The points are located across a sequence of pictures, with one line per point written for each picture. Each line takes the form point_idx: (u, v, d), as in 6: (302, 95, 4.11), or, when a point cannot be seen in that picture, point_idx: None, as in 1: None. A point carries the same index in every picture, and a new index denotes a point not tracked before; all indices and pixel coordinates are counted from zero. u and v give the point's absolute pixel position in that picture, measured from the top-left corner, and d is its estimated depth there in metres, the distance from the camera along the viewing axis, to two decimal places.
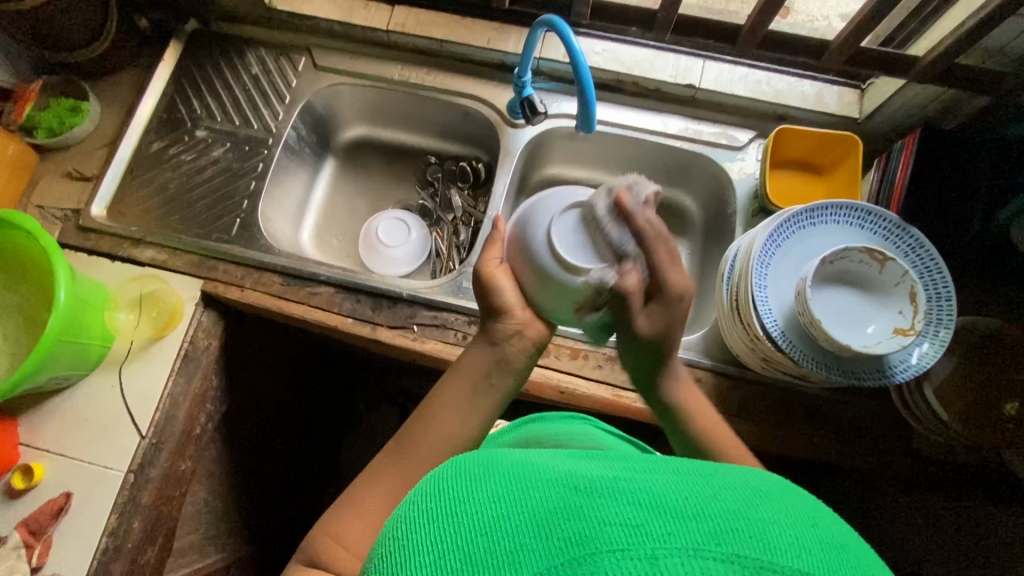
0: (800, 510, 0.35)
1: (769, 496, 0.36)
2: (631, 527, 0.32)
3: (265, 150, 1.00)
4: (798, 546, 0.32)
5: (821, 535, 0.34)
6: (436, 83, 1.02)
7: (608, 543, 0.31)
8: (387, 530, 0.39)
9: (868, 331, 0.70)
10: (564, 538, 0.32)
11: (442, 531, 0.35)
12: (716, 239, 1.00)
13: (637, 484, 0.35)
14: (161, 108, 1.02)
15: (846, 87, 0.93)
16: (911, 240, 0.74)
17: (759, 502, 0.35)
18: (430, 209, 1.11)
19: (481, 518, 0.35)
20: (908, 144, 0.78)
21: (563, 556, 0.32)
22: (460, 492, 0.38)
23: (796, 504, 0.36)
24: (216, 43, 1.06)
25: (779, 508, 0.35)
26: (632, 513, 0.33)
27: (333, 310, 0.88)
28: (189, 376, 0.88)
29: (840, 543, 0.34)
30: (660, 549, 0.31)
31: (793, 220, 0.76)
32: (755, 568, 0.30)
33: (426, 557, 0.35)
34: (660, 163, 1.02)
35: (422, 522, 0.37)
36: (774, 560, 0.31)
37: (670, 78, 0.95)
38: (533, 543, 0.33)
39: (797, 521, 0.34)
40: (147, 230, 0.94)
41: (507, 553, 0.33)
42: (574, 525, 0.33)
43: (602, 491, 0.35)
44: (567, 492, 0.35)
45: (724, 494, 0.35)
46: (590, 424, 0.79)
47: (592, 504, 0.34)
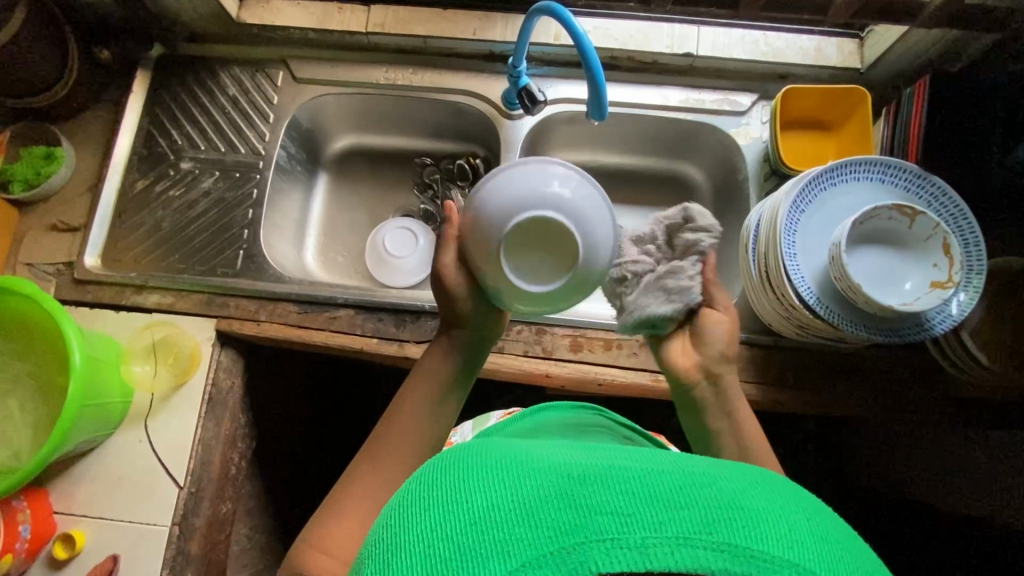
0: (796, 502, 0.35)
1: (766, 488, 0.35)
2: (623, 517, 0.32)
3: (258, 174, 0.96)
4: (791, 538, 0.32)
5: (814, 528, 0.33)
6: (425, 81, 0.98)
7: (599, 534, 0.31)
8: (378, 522, 0.38)
9: (905, 287, 0.70)
10: (555, 527, 0.32)
11: (432, 522, 0.34)
12: (727, 206, 0.99)
13: (631, 470, 0.34)
14: (139, 144, 0.97)
15: (844, 38, 0.91)
16: (935, 189, 0.74)
17: (752, 490, 0.34)
18: (433, 212, 1.08)
19: (470, 508, 0.34)
20: (919, 91, 0.77)
21: (552, 545, 0.31)
22: (446, 484, 0.36)
23: (788, 496, 0.35)
24: (187, 67, 1.00)
25: (771, 496, 0.34)
26: (623, 501, 0.32)
27: (356, 332, 0.86)
28: (218, 419, 0.86)
29: (833, 533, 0.33)
30: (651, 538, 0.31)
31: (817, 182, 0.76)
32: (745, 556, 0.30)
33: (417, 546, 0.33)
34: (663, 136, 1.00)
35: (412, 511, 0.36)
36: (763, 549, 0.31)
37: (667, 48, 0.92)
38: (522, 532, 0.32)
39: (792, 513, 0.33)
40: (148, 274, 0.90)
41: (496, 544, 0.32)
42: (567, 513, 0.32)
43: (594, 477, 0.34)
44: (557, 479, 0.34)
45: (719, 482, 0.34)
46: (606, 416, 0.76)
47: (584, 492, 0.33)
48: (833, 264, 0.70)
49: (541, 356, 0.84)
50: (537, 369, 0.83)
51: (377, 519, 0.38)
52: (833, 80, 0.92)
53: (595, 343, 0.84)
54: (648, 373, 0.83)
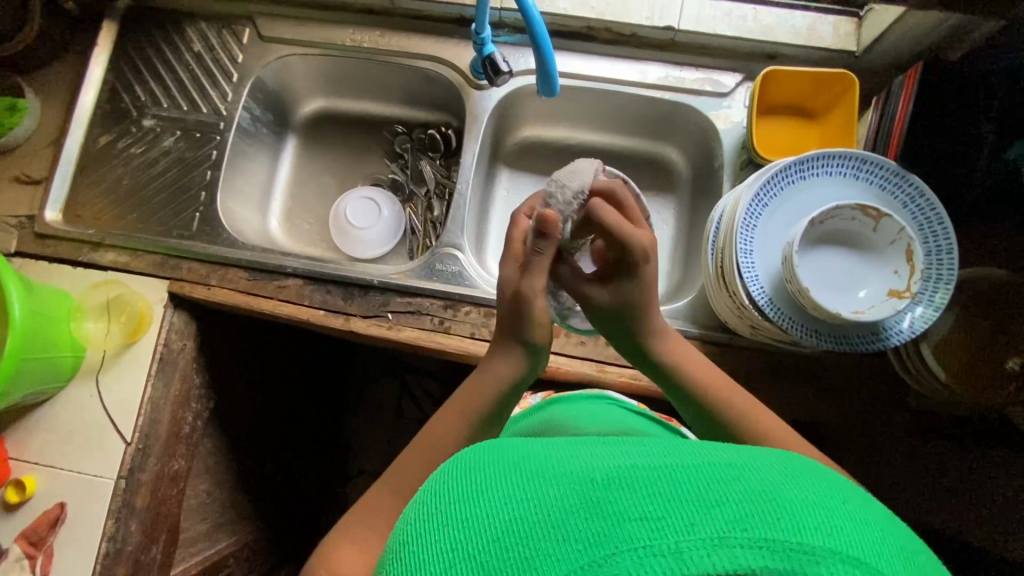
0: (824, 485, 0.33)
1: (797, 476, 0.33)
2: (652, 522, 0.29)
3: (218, 135, 0.94)
4: (826, 523, 0.29)
5: (853, 514, 0.31)
6: (391, 45, 0.93)
7: (629, 542, 0.29)
8: (397, 540, 0.36)
9: (860, 295, 0.65)
10: (583, 538, 0.29)
11: (452, 540, 0.32)
12: (704, 194, 0.94)
13: (656, 467, 0.32)
14: (103, 98, 0.96)
15: (841, 16, 0.84)
16: (910, 189, 0.68)
17: (782, 478, 0.32)
18: (401, 182, 1.05)
19: (495, 522, 0.32)
20: (908, 84, 0.70)
21: (581, 558, 0.29)
22: (470, 499, 0.34)
23: (820, 481, 0.33)
24: (153, 20, 0.97)
25: (806, 486, 0.32)
26: (652, 505, 0.30)
27: (304, 303, 0.85)
28: (167, 378, 0.87)
29: (872, 517, 0.31)
30: (684, 542, 0.28)
31: (783, 174, 0.70)
32: (785, 551, 0.27)
33: (441, 566, 0.31)
34: (642, 114, 0.94)
35: (430, 531, 0.34)
36: (805, 541, 0.28)
37: (646, 21, 0.86)
38: (548, 546, 0.30)
39: (822, 498, 0.31)
40: (106, 232, 0.90)
41: (523, 561, 0.30)
42: (594, 521, 0.30)
43: (618, 479, 0.32)
44: (581, 486, 0.32)
45: (748, 473, 0.32)
46: (614, 404, 0.75)
47: (610, 497, 0.31)
48: (786, 266, 0.65)
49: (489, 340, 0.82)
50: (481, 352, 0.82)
51: (396, 537, 0.36)
52: (825, 63, 0.85)
53: None
54: (595, 363, 0.81)
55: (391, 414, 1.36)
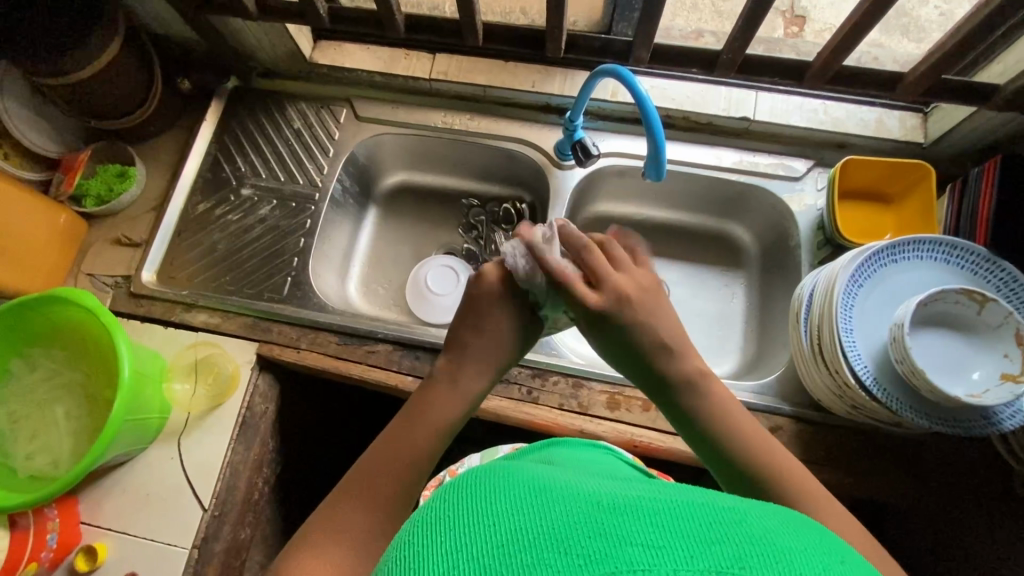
0: (823, 544, 0.32)
1: (794, 533, 0.33)
2: (652, 549, 0.29)
3: (313, 205, 0.99)
4: None
5: (841, 570, 0.31)
6: (481, 128, 1.00)
7: (631, 564, 0.28)
8: (392, 546, 0.34)
9: (971, 377, 0.66)
10: (585, 555, 0.29)
11: (458, 540, 0.31)
12: (776, 271, 0.97)
13: (661, 503, 0.32)
14: (205, 168, 1.02)
15: (907, 111, 0.90)
16: (1004, 274, 0.71)
17: (782, 533, 0.32)
18: (475, 253, 1.09)
19: (498, 530, 0.31)
20: (989, 171, 0.75)
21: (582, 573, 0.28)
22: (461, 511, 0.33)
23: (819, 541, 0.33)
24: (256, 99, 1.05)
25: (799, 539, 0.32)
26: (655, 534, 0.30)
27: (392, 368, 0.86)
28: (248, 442, 0.86)
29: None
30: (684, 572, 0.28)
31: (877, 256, 0.73)
32: None
33: (438, 566, 0.30)
34: (713, 195, 0.99)
35: (434, 534, 0.32)
36: None
37: (723, 111, 0.92)
38: (551, 557, 0.29)
39: (824, 555, 0.31)
40: (199, 293, 0.93)
41: (525, 568, 0.28)
42: (598, 541, 0.29)
43: (626, 509, 0.32)
44: (589, 508, 0.32)
45: (749, 520, 0.32)
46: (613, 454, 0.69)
47: (612, 522, 0.30)
48: (894, 346, 0.66)
49: (577, 411, 0.82)
50: (569, 423, 0.81)
51: (393, 541, 0.35)
52: (893, 153, 0.90)
53: (633, 403, 0.83)
54: (688, 439, 0.80)
55: None
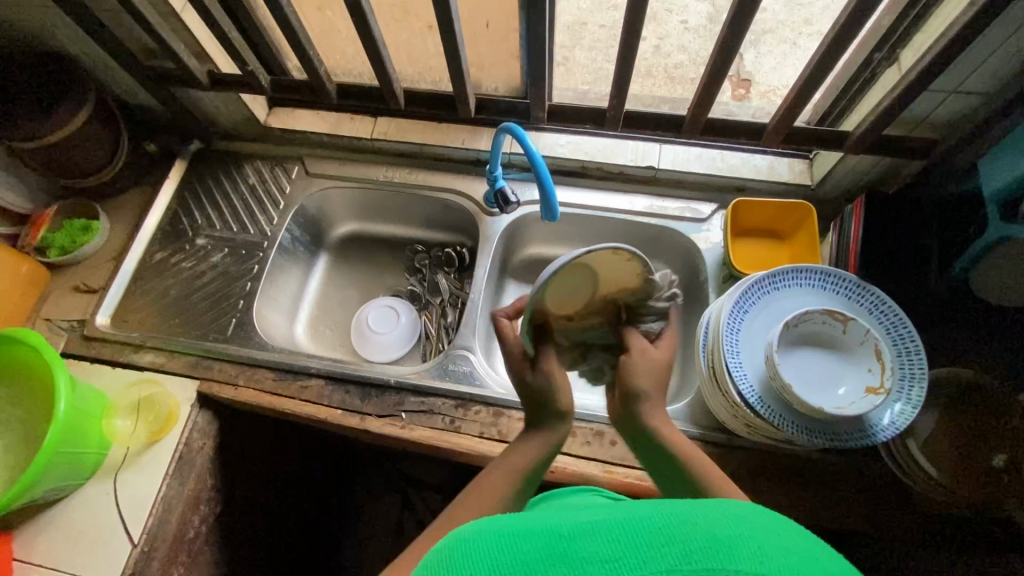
0: (767, 522, 0.36)
1: (744, 520, 0.36)
2: (611, 562, 0.33)
3: (261, 252, 1.07)
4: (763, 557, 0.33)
5: (786, 545, 0.34)
6: (418, 180, 1.10)
7: None
8: None
9: (841, 392, 0.72)
10: None
11: None
12: (693, 305, 1.03)
13: (615, 522, 0.36)
14: (165, 221, 1.11)
15: (795, 158, 1.00)
16: (873, 298, 0.77)
17: (727, 518, 0.36)
18: (419, 293, 1.15)
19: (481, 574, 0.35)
20: (857, 210, 0.83)
21: None
22: (453, 561, 0.37)
23: (766, 519, 0.36)
24: (217, 159, 1.16)
25: (751, 526, 0.35)
26: (609, 549, 0.34)
27: (324, 402, 0.91)
28: (183, 478, 0.89)
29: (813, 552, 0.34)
30: None
31: (759, 285, 0.80)
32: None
33: None
34: (631, 237, 1.08)
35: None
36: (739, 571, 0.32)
37: (630, 162, 1.03)
38: None
39: (767, 535, 0.35)
40: (149, 335, 0.99)
41: None
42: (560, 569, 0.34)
43: (584, 535, 0.36)
44: (553, 540, 0.36)
45: (697, 516, 0.36)
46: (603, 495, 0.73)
47: (575, 547, 0.35)
48: (770, 365, 0.72)
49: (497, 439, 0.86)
50: (489, 451, 0.85)
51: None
52: (786, 195, 1.00)
53: None
54: (601, 464, 0.84)
55: (393, 530, 1.32)
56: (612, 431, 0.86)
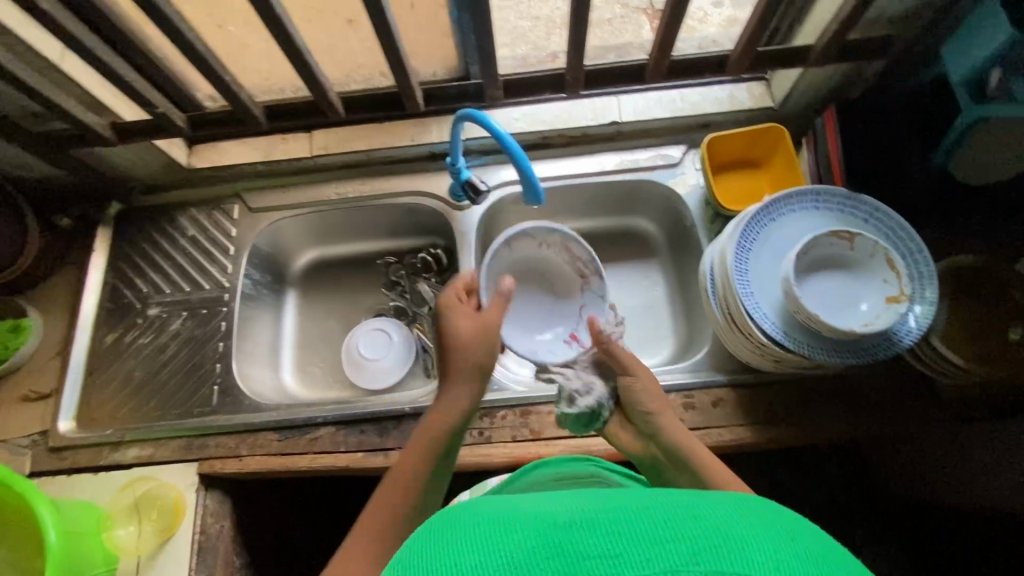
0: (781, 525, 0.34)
1: (750, 518, 0.34)
2: (613, 560, 0.31)
3: (225, 307, 0.97)
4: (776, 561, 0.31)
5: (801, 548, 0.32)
6: (374, 190, 1.02)
7: None
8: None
9: (862, 309, 0.71)
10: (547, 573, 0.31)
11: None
12: (685, 252, 1.02)
13: (616, 515, 0.34)
14: (105, 299, 0.99)
15: (752, 82, 0.98)
16: (866, 207, 0.77)
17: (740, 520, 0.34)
18: (404, 307, 1.07)
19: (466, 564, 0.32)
20: (829, 123, 0.84)
21: None
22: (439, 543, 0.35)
23: (774, 520, 0.35)
24: (144, 217, 1.03)
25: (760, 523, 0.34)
26: (611, 544, 0.32)
27: (340, 450, 0.84)
28: (210, 567, 0.82)
29: (821, 550, 0.33)
30: None
31: (756, 220, 0.78)
32: None
33: None
34: (608, 197, 1.04)
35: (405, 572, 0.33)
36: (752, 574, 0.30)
37: (591, 121, 0.98)
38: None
39: (782, 539, 0.33)
40: (126, 427, 0.89)
41: None
42: (554, 563, 0.31)
43: (580, 525, 0.34)
44: (547, 529, 0.34)
45: (702, 515, 0.34)
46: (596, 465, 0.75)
47: (572, 539, 0.33)
48: (790, 299, 0.71)
49: (531, 438, 0.83)
50: (527, 452, 0.82)
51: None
52: (752, 121, 0.98)
53: None
54: None
55: None
56: None
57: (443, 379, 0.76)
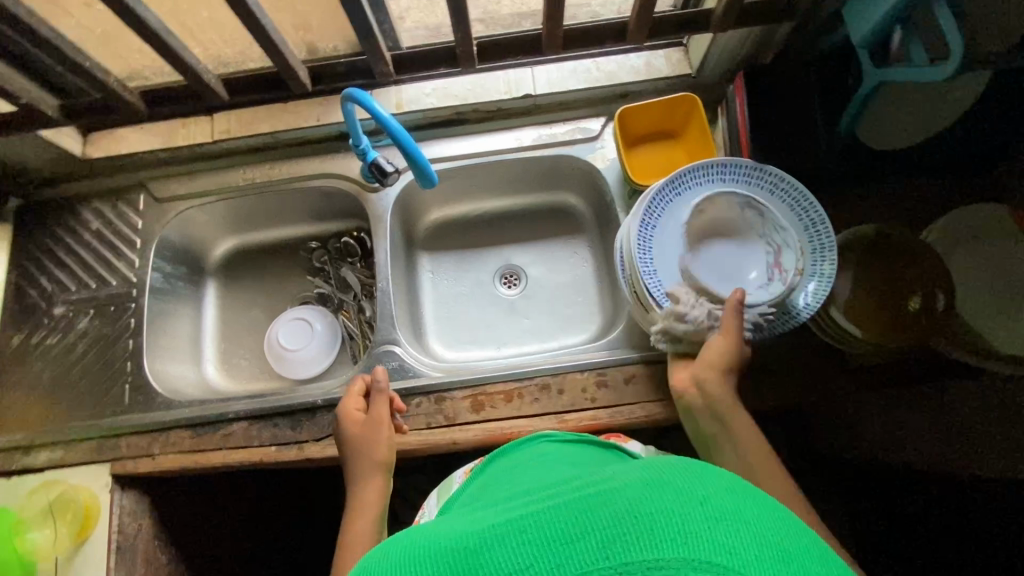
0: (697, 485, 0.33)
1: (658, 481, 0.34)
2: (520, 572, 0.30)
3: (133, 303, 0.94)
4: (686, 534, 0.29)
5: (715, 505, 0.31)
6: (284, 174, 0.98)
7: None
8: None
9: (750, 276, 0.74)
10: None
11: None
12: (608, 227, 1.00)
13: (525, 521, 0.33)
14: (9, 300, 0.95)
15: (670, 47, 0.94)
16: (771, 178, 0.75)
17: (649, 491, 0.32)
18: (329, 293, 1.05)
19: None
20: (739, 91, 0.81)
21: None
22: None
23: (685, 479, 0.33)
24: (44, 212, 0.99)
25: (673, 487, 0.33)
26: (519, 556, 0.31)
27: (254, 444, 0.84)
28: (130, 566, 0.82)
29: (746, 503, 0.32)
30: None
31: (661, 195, 0.76)
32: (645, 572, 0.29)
33: None
34: (529, 173, 1.01)
35: None
36: (660, 558, 0.29)
37: (505, 94, 0.94)
38: None
39: (695, 502, 0.31)
40: (36, 431, 0.88)
41: None
42: None
43: (490, 542, 0.32)
44: (457, 555, 0.32)
45: (611, 494, 0.33)
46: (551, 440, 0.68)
47: (482, 559, 0.31)
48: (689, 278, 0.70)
49: (445, 424, 0.83)
50: (441, 438, 0.82)
51: None
52: (671, 89, 0.95)
53: (496, 398, 0.84)
54: (554, 415, 0.82)
55: None
56: (557, 380, 0.84)
57: (349, 487, 0.74)
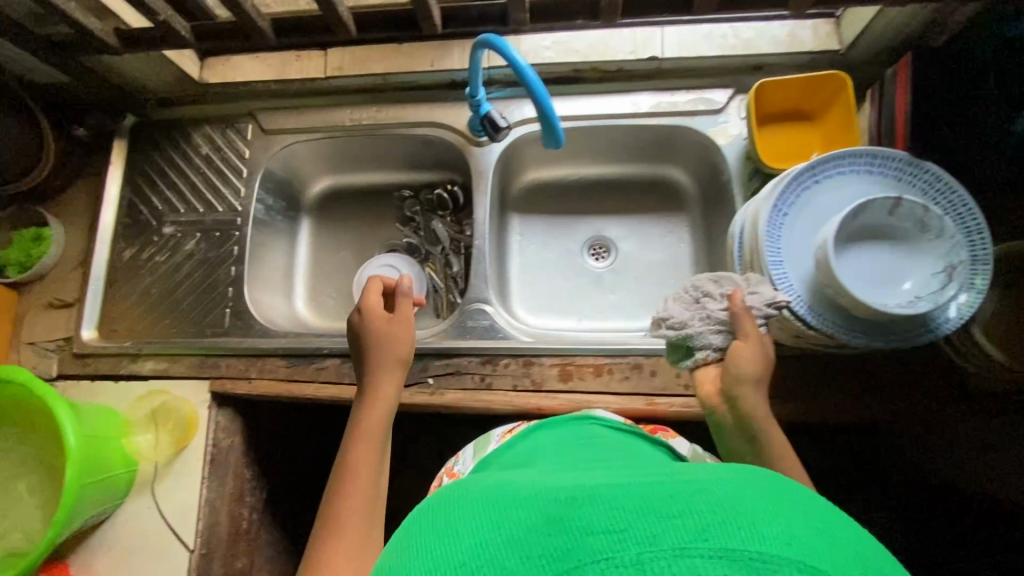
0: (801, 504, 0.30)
1: (752, 485, 0.31)
2: (612, 533, 0.27)
3: (237, 231, 0.96)
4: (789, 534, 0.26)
5: (819, 523, 0.28)
6: (389, 117, 0.97)
7: (596, 553, 0.27)
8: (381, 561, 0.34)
9: (903, 287, 0.66)
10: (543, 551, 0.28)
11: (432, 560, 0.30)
12: (716, 208, 0.95)
13: (614, 490, 0.31)
14: (122, 214, 0.99)
15: (818, 20, 0.86)
16: (928, 175, 0.69)
17: (747, 494, 0.30)
18: (417, 245, 1.04)
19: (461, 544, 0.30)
20: (902, 73, 0.75)
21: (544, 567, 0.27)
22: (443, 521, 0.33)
23: (787, 492, 0.31)
24: (159, 132, 1.01)
25: (775, 496, 0.30)
26: (615, 517, 0.28)
27: (344, 381, 0.86)
28: (221, 478, 0.87)
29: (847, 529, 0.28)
30: (645, 552, 0.26)
31: (799, 181, 0.71)
32: (748, 564, 0.25)
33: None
34: (639, 142, 0.96)
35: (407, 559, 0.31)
36: (764, 550, 0.25)
37: (630, 55, 0.89)
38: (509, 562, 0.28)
39: (804, 518, 0.28)
40: (143, 341, 0.93)
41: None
42: (555, 537, 0.28)
43: (580, 500, 0.31)
44: (549, 506, 0.31)
45: (708, 487, 0.30)
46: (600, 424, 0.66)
47: (574, 514, 0.29)
48: (823, 270, 0.65)
49: (531, 389, 0.83)
50: (526, 402, 0.82)
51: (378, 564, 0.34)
52: (811, 66, 0.87)
53: (585, 370, 0.83)
54: (643, 396, 0.81)
55: None
56: (650, 360, 0.82)
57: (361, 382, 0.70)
